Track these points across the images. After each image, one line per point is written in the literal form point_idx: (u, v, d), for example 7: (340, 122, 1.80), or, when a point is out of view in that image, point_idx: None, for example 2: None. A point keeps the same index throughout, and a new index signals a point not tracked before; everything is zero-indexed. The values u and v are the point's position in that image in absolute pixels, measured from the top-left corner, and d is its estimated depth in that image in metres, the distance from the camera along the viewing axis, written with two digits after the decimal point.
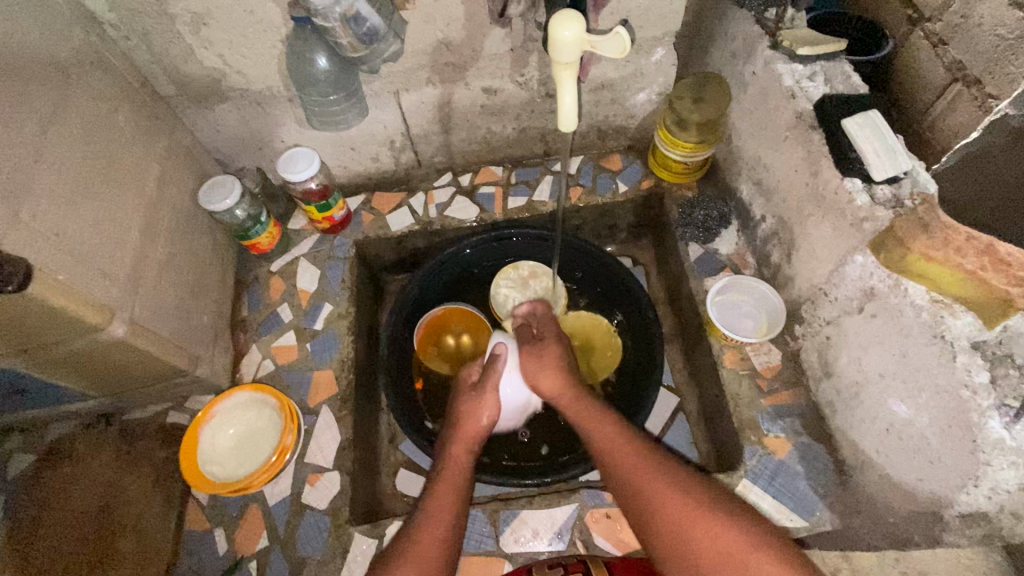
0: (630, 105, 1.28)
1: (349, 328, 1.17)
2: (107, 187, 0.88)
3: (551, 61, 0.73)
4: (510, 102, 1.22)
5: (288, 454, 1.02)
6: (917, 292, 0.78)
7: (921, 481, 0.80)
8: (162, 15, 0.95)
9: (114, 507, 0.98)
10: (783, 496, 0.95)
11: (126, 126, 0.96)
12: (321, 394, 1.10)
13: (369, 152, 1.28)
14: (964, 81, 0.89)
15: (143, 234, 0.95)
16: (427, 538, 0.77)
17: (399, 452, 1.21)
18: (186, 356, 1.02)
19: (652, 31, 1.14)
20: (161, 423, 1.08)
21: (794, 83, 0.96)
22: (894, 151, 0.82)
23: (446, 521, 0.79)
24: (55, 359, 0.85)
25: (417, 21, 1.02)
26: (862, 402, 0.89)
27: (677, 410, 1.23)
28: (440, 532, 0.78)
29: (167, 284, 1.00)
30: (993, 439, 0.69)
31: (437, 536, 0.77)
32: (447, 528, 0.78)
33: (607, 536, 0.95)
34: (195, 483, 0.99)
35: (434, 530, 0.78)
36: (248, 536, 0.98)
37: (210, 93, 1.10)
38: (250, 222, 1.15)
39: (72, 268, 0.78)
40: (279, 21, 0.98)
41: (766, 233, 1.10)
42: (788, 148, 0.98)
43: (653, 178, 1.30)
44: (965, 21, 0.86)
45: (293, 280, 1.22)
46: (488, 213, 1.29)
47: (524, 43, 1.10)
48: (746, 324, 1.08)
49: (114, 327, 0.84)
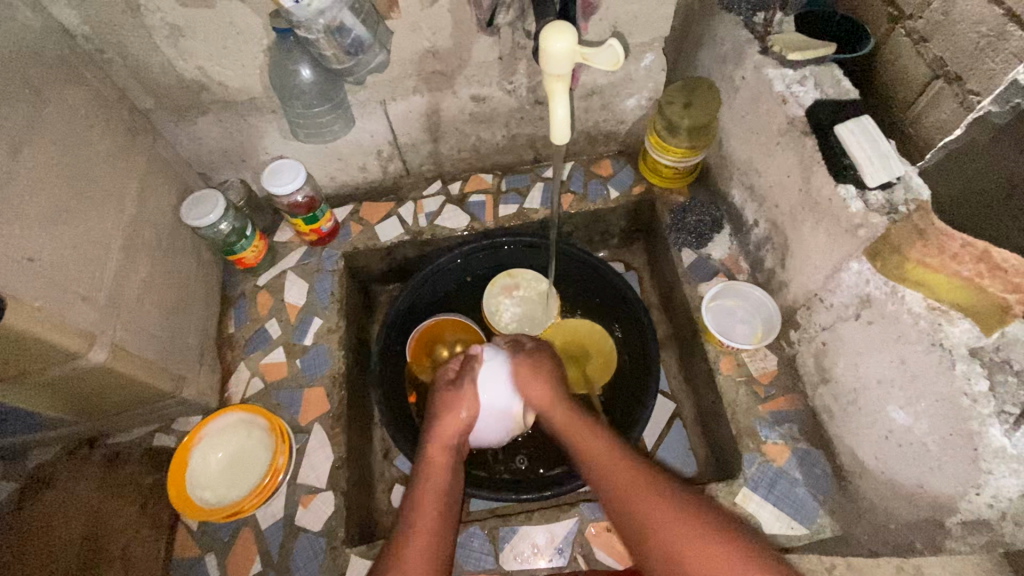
0: (620, 110, 1.27)
1: (340, 343, 1.15)
2: (84, 207, 0.85)
3: (542, 72, 0.72)
4: (498, 109, 1.21)
5: (280, 475, 0.99)
6: (914, 299, 0.77)
7: (922, 486, 0.80)
8: (138, 28, 0.92)
9: (99, 536, 0.94)
10: (782, 504, 0.94)
11: (102, 143, 0.93)
12: (313, 411, 1.08)
13: (356, 162, 1.25)
14: (946, 78, 0.88)
15: (123, 253, 0.92)
16: (411, 561, 0.74)
17: (395, 467, 1.19)
18: (171, 377, 0.99)
19: (641, 37, 1.13)
20: (148, 446, 1.06)
21: (786, 87, 0.95)
22: (886, 155, 0.82)
23: (429, 540, 0.77)
24: (34, 387, 0.82)
25: (403, 31, 1.00)
26: (861, 408, 0.89)
27: (673, 416, 1.23)
28: (424, 552, 0.75)
29: (151, 304, 0.97)
30: (994, 447, 0.69)
31: (420, 558, 0.75)
32: (431, 548, 0.76)
33: (607, 549, 0.94)
34: (183, 509, 0.96)
35: (417, 551, 0.75)
36: (240, 562, 0.96)
37: (190, 104, 1.07)
38: (236, 237, 1.12)
39: (49, 295, 0.76)
40: (261, 31, 0.95)
41: (759, 238, 1.09)
42: (780, 154, 0.98)
43: (644, 183, 1.29)
44: (945, 19, 0.86)
45: (281, 294, 1.20)
46: (478, 221, 1.28)
47: (512, 50, 1.08)
48: (742, 329, 1.08)
49: (95, 353, 0.82)
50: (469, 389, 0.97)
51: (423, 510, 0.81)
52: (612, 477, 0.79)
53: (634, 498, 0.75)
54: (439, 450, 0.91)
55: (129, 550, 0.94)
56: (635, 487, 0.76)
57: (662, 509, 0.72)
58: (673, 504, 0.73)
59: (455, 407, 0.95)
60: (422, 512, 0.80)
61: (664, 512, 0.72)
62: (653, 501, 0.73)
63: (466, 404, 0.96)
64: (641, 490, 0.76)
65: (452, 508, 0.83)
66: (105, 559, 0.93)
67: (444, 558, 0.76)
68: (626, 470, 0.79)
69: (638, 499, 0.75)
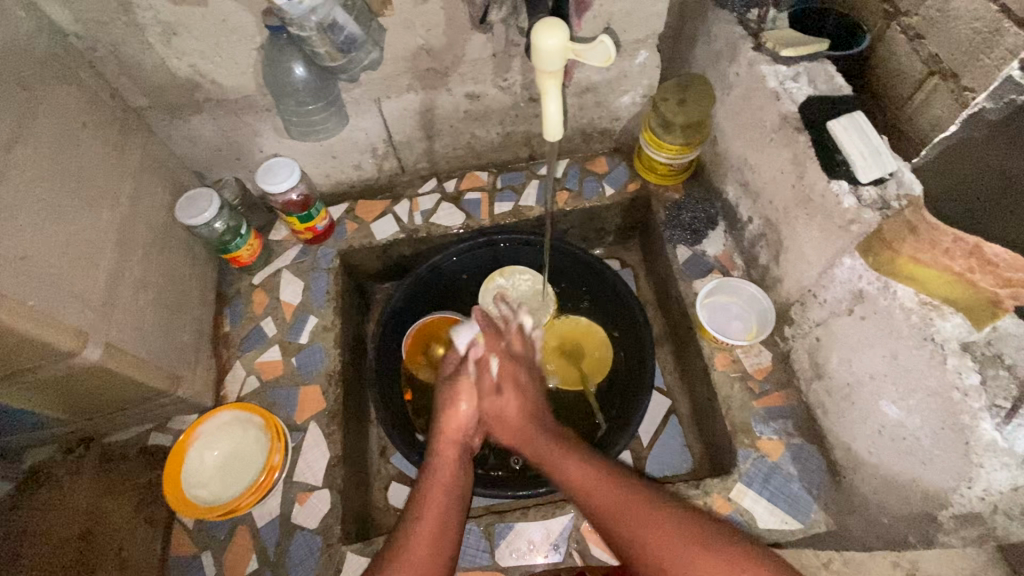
0: (614, 108, 1.27)
1: (335, 341, 1.15)
2: (77, 206, 0.85)
3: (535, 69, 0.72)
4: (493, 106, 1.21)
5: (276, 473, 0.99)
6: (906, 294, 0.77)
7: (914, 480, 0.80)
8: (131, 26, 0.92)
9: (95, 535, 0.94)
10: (777, 499, 0.95)
11: (95, 141, 0.93)
12: (308, 409, 1.08)
13: (351, 160, 1.25)
14: (941, 75, 0.88)
15: (117, 252, 0.92)
16: (416, 542, 0.75)
17: (391, 465, 1.20)
18: (166, 376, 0.99)
19: (634, 34, 1.13)
20: (143, 446, 1.06)
21: (779, 84, 0.95)
22: (878, 151, 0.83)
23: (435, 526, 0.77)
24: (28, 386, 0.82)
25: (396, 28, 1.00)
26: (855, 403, 0.89)
27: (669, 412, 1.23)
28: (431, 534, 0.76)
29: (145, 303, 0.97)
30: (985, 441, 0.70)
31: (426, 540, 0.75)
32: (437, 531, 0.77)
33: (603, 545, 0.95)
34: (178, 508, 0.96)
35: (425, 536, 0.76)
36: (236, 560, 0.96)
37: (184, 103, 1.07)
38: (230, 235, 1.13)
39: (42, 292, 0.76)
40: (254, 29, 0.95)
41: (753, 234, 1.09)
42: (773, 150, 0.98)
43: (639, 180, 1.29)
44: (941, 16, 0.86)
45: (276, 292, 1.20)
46: (474, 218, 1.28)
47: (506, 48, 1.09)
48: (735, 326, 1.09)
49: (89, 351, 0.82)
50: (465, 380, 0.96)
51: (432, 498, 0.81)
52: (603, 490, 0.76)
53: (627, 513, 0.72)
54: (451, 444, 0.91)
55: (126, 550, 0.94)
56: (630, 502, 0.73)
57: (659, 526, 0.69)
58: (669, 520, 0.69)
59: (457, 398, 0.95)
60: (431, 499, 0.81)
61: (660, 528, 0.69)
62: (650, 520, 0.70)
63: (465, 395, 0.95)
64: (632, 504, 0.72)
65: (453, 508, 0.81)
66: (101, 559, 0.92)
67: (450, 543, 0.76)
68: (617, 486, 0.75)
69: (634, 512, 0.71)
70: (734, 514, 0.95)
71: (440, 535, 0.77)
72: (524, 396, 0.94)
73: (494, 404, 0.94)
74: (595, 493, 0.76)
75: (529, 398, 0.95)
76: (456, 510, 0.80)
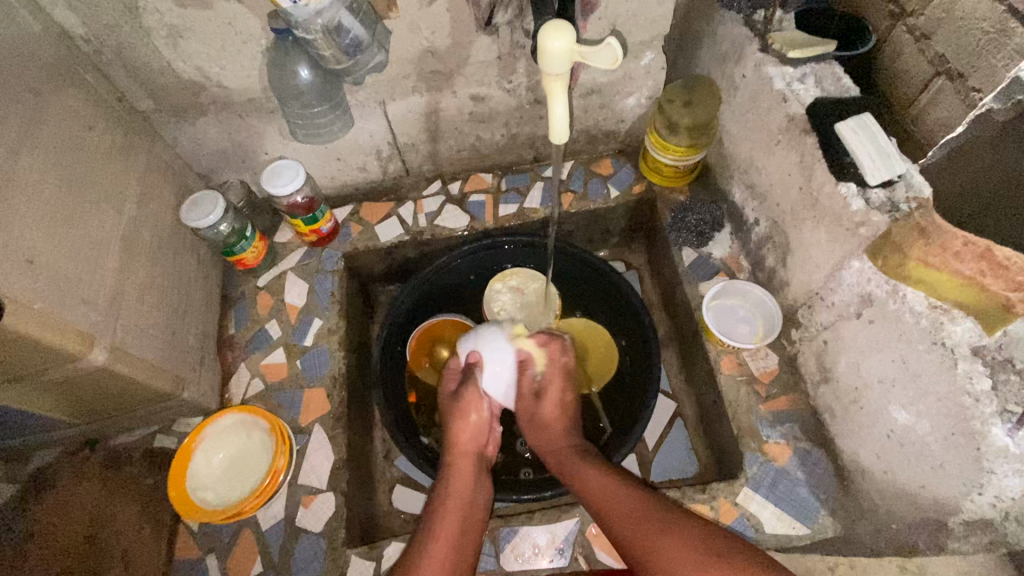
0: (620, 109, 1.27)
1: (340, 344, 1.14)
2: (84, 209, 0.85)
3: (541, 72, 0.72)
4: (498, 108, 1.20)
5: (281, 476, 0.99)
6: (916, 298, 0.77)
7: (925, 487, 0.79)
8: (137, 29, 0.92)
9: (100, 540, 0.94)
10: (784, 503, 0.94)
11: (102, 145, 0.93)
12: (313, 411, 1.08)
13: (356, 162, 1.25)
14: (948, 75, 0.87)
15: (123, 254, 0.92)
16: (436, 552, 0.78)
17: (395, 468, 1.20)
18: (172, 379, 0.99)
19: (640, 35, 1.12)
20: (148, 448, 1.06)
21: (786, 85, 0.94)
22: (888, 153, 0.81)
23: (450, 543, 0.80)
24: (34, 389, 0.82)
25: (401, 30, 1.00)
26: (862, 407, 0.89)
27: (674, 415, 1.23)
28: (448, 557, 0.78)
29: (151, 304, 0.97)
30: (996, 447, 0.69)
31: (444, 555, 0.78)
32: (453, 549, 0.80)
33: (608, 550, 0.94)
34: (184, 510, 0.97)
35: (439, 557, 0.78)
36: (240, 563, 0.96)
37: (189, 105, 1.07)
38: (235, 237, 1.12)
39: (50, 296, 0.76)
40: (260, 31, 0.95)
41: (760, 236, 1.09)
42: (781, 152, 0.97)
43: (644, 182, 1.29)
44: (948, 16, 0.85)
45: (280, 295, 1.20)
46: (479, 221, 1.28)
47: (511, 50, 1.08)
48: (742, 329, 1.08)
49: (95, 354, 0.82)
50: (476, 390, 0.97)
51: (448, 514, 0.84)
52: (614, 501, 0.80)
53: (634, 521, 0.76)
54: (462, 458, 0.93)
55: (129, 554, 0.94)
56: (639, 509, 0.77)
57: (671, 546, 0.71)
58: (671, 528, 0.73)
59: (467, 411, 0.96)
60: (447, 517, 0.84)
61: (664, 534, 0.73)
62: (661, 533, 0.73)
63: (476, 407, 0.96)
64: (640, 513, 0.77)
65: (473, 517, 0.86)
66: (108, 562, 0.93)
67: (465, 554, 0.80)
68: (626, 496, 0.80)
69: (640, 519, 0.76)
70: (741, 519, 0.94)
71: (458, 546, 0.80)
72: (562, 403, 0.99)
73: (528, 408, 0.99)
74: (606, 500, 0.81)
75: (565, 405, 0.99)
76: (472, 530, 0.84)
